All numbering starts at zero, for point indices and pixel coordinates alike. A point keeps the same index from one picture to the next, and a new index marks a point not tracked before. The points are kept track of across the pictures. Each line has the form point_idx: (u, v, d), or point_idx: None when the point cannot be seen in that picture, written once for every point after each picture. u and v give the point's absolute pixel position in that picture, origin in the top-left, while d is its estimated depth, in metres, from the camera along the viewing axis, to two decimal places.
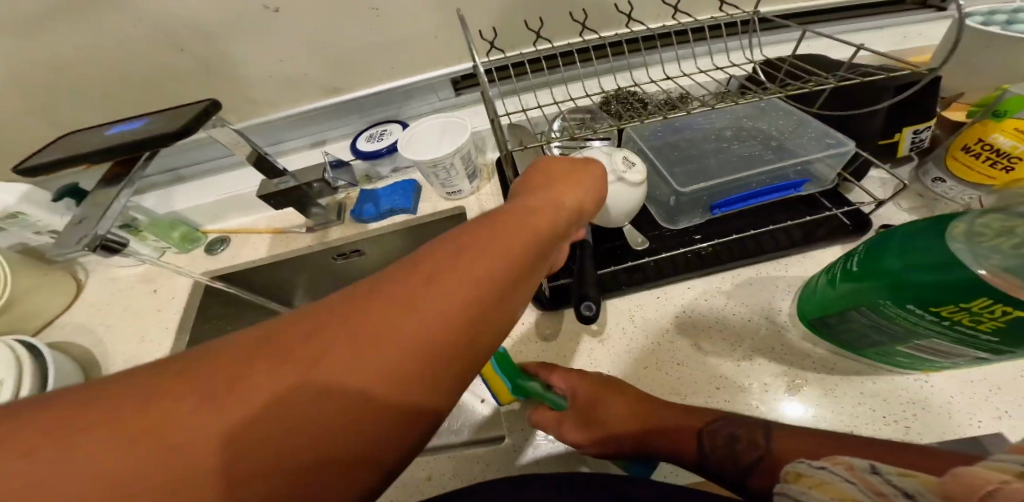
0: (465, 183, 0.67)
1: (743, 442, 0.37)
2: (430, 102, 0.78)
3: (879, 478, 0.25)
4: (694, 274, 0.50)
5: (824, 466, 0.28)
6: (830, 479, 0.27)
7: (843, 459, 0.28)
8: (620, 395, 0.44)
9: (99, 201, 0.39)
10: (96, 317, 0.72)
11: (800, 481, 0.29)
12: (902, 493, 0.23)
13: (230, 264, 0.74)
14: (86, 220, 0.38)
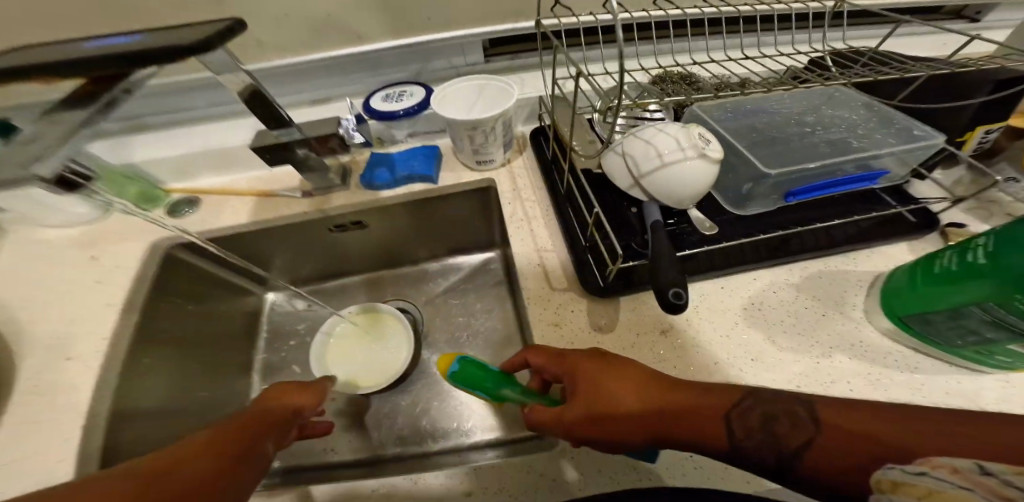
0: (499, 152, 0.60)
1: (786, 425, 0.30)
2: (455, 65, 0.71)
3: (1006, 484, 0.22)
4: (763, 263, 0.47)
5: (927, 473, 0.24)
6: (943, 491, 0.23)
7: (947, 462, 0.24)
8: (625, 375, 0.35)
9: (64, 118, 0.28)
10: (10, 288, 0.57)
11: (902, 492, 0.25)
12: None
13: (204, 229, 0.62)
14: (38, 139, 0.27)
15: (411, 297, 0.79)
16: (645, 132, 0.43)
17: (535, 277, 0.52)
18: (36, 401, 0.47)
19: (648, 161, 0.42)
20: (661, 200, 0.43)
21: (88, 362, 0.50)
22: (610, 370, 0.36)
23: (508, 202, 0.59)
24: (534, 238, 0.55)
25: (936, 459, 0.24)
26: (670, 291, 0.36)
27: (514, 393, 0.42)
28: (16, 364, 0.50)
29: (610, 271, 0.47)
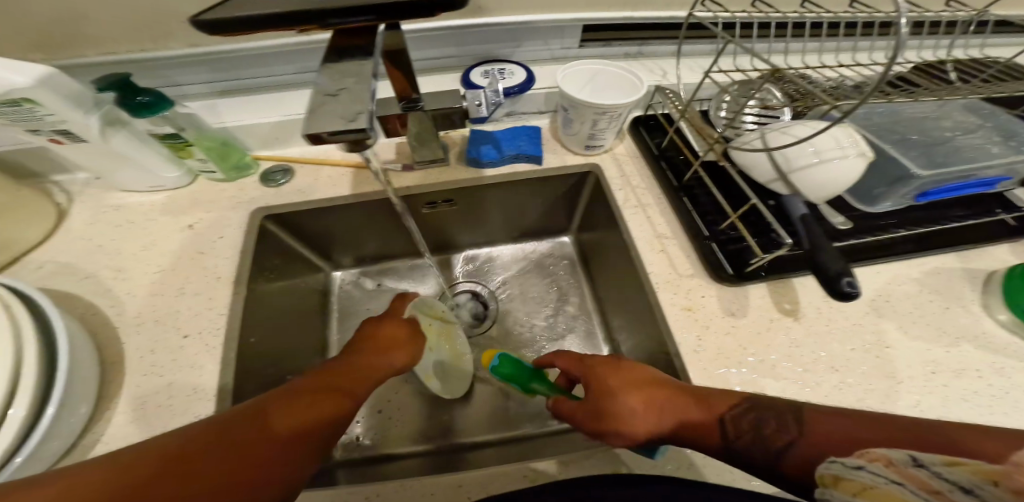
0: (611, 137, 0.60)
1: (772, 427, 0.34)
2: (551, 47, 0.70)
3: (936, 477, 0.25)
4: (884, 259, 0.49)
5: (866, 468, 0.28)
6: (876, 486, 0.26)
7: (885, 457, 0.28)
8: (650, 382, 0.41)
9: (356, 71, 0.26)
10: (98, 258, 0.53)
11: (844, 488, 0.29)
12: (963, 488, 0.24)
13: (302, 201, 0.60)
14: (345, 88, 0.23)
15: (481, 279, 0.75)
16: (792, 128, 0.43)
17: (659, 262, 0.53)
18: (158, 381, 0.46)
19: (802, 158, 0.42)
20: (810, 196, 0.43)
21: (205, 340, 0.49)
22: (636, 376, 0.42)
23: (619, 188, 0.60)
24: (652, 225, 0.56)
25: (881, 455, 0.28)
26: (844, 280, 0.37)
27: (542, 388, 0.52)
28: (124, 340, 0.48)
29: (756, 261, 0.47)
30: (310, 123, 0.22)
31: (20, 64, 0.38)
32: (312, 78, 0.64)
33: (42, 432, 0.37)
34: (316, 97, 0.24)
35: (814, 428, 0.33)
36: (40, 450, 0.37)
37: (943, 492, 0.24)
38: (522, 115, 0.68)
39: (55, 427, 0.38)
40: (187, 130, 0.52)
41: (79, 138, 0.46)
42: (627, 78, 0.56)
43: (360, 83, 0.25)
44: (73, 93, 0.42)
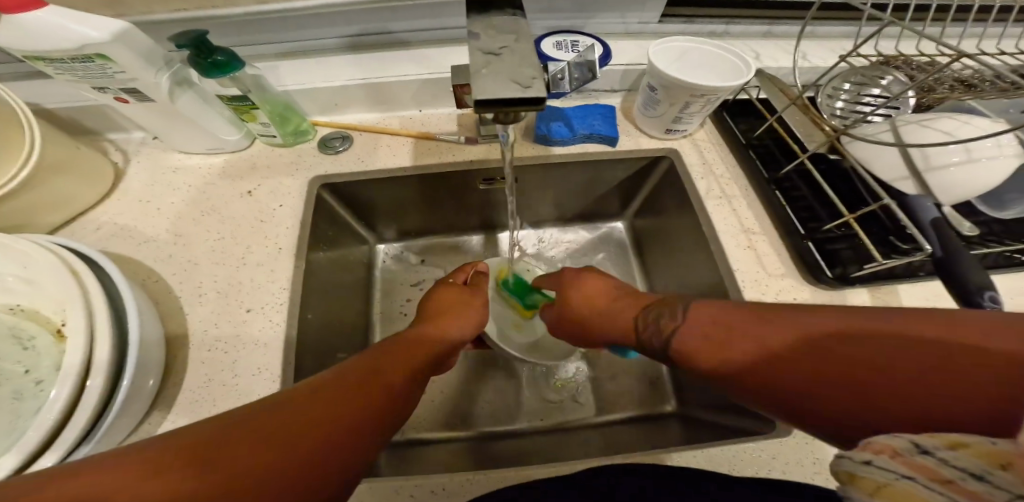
0: (696, 122, 0.55)
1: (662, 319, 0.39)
2: (626, 20, 0.61)
3: (945, 465, 0.18)
4: (1000, 271, 0.45)
5: (871, 462, 0.20)
6: (891, 484, 0.19)
7: (888, 445, 0.20)
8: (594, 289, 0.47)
9: (515, 28, 0.22)
10: (156, 223, 0.51)
11: (858, 487, 0.21)
12: (973, 476, 0.17)
13: (361, 170, 0.57)
14: (507, 56, 0.20)
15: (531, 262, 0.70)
16: (936, 121, 0.40)
17: (746, 259, 0.49)
18: (222, 358, 0.44)
19: (944, 156, 0.39)
20: (940, 198, 0.41)
21: (268, 315, 0.47)
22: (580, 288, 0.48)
23: (701, 176, 0.56)
24: (738, 219, 0.52)
25: (888, 444, 0.20)
26: (984, 294, 0.34)
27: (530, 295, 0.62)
28: (186, 311, 0.47)
29: (868, 266, 0.43)
30: (479, 82, 0.19)
31: (97, 18, 0.36)
32: (372, 40, 0.60)
33: (119, 405, 0.36)
34: (476, 53, 0.20)
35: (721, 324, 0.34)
36: (117, 422, 0.36)
37: (957, 483, 0.17)
38: (593, 93, 0.63)
39: (128, 401, 0.37)
40: (253, 92, 0.49)
41: (148, 99, 0.43)
42: (726, 59, 0.51)
43: (523, 42, 0.21)
44: (148, 51, 0.40)
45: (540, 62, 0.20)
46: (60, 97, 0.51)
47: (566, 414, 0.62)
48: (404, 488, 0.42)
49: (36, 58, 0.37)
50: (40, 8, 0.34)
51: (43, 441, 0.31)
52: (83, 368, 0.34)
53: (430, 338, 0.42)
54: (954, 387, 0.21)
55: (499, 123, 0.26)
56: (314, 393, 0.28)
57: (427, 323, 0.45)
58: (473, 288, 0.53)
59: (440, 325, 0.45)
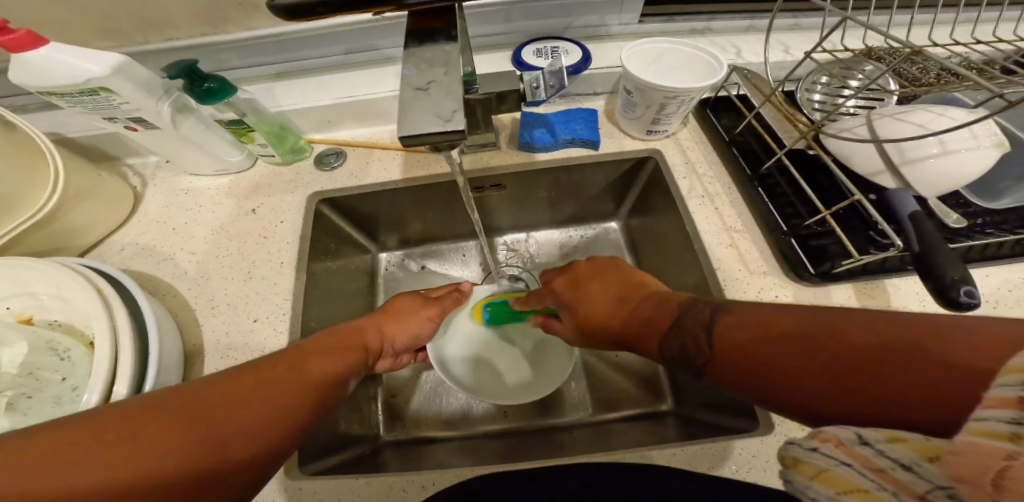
0: (676, 121, 0.55)
1: (693, 348, 0.32)
2: (606, 23, 0.62)
3: (879, 455, 0.19)
4: (993, 264, 0.43)
5: (818, 449, 0.22)
6: (830, 470, 0.20)
7: (833, 433, 0.21)
8: (622, 282, 0.45)
9: (446, 60, 0.24)
10: (173, 242, 0.56)
11: (801, 471, 0.22)
12: (903, 466, 0.18)
13: (355, 185, 0.60)
14: (431, 91, 0.22)
15: (524, 265, 0.71)
16: (911, 114, 0.39)
17: (728, 258, 0.49)
18: (232, 364, 0.48)
19: (922, 149, 0.38)
20: (920, 191, 0.40)
21: (271, 324, 0.51)
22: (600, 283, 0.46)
23: (683, 176, 0.56)
24: (720, 217, 0.52)
25: (833, 432, 0.22)
26: (960, 288, 0.33)
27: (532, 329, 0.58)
28: (200, 323, 0.51)
29: (848, 261, 0.43)
30: (404, 119, 0.21)
31: (97, 54, 0.40)
32: (361, 58, 0.63)
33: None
34: (407, 89, 0.22)
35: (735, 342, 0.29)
36: None
37: (888, 472, 0.19)
38: (576, 97, 0.64)
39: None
40: (248, 116, 0.52)
41: (153, 126, 0.47)
42: (702, 57, 0.51)
43: (450, 74, 0.23)
44: (146, 81, 0.44)
45: (464, 93, 0.22)
46: (86, 130, 0.57)
47: (562, 415, 0.63)
48: (396, 483, 0.45)
49: (49, 93, 0.41)
50: (42, 47, 0.38)
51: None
52: (109, 384, 0.38)
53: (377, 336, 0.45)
54: (903, 373, 0.20)
55: (443, 151, 0.27)
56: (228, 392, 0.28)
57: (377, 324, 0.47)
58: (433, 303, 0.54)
59: (390, 327, 0.49)
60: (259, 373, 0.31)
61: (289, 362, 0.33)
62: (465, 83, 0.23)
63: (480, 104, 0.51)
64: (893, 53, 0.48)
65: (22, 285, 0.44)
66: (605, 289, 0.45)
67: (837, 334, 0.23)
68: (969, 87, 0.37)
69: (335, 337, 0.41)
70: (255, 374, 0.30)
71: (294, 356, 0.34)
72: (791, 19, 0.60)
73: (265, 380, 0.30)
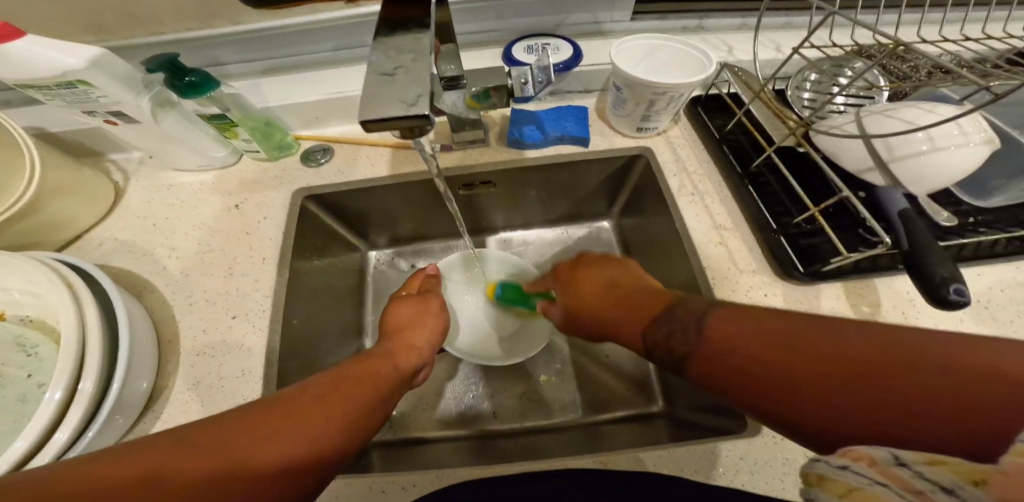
0: (667, 118, 0.55)
1: (676, 332, 0.33)
2: (597, 20, 0.61)
3: (917, 477, 0.18)
4: (982, 263, 0.43)
5: (848, 466, 0.20)
6: (862, 489, 0.19)
7: (865, 451, 0.20)
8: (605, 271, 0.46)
9: (415, 46, 0.23)
10: (154, 237, 0.55)
11: (826, 489, 0.20)
12: (944, 489, 0.17)
13: (342, 181, 0.59)
14: (399, 76, 0.21)
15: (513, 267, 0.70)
16: (900, 110, 0.38)
17: (717, 256, 0.48)
18: (210, 363, 0.47)
19: (911, 146, 0.38)
20: (910, 188, 0.39)
21: (252, 322, 0.50)
22: (581, 284, 0.46)
23: (673, 174, 0.55)
24: (710, 215, 0.51)
25: (864, 450, 0.20)
26: (949, 287, 0.33)
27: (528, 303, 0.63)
28: (179, 320, 0.50)
29: (837, 260, 0.42)
30: (367, 104, 0.20)
31: (76, 46, 0.37)
32: (350, 54, 0.62)
33: (109, 407, 0.39)
34: (374, 75, 0.21)
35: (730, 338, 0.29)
36: (108, 422, 0.39)
37: (928, 494, 0.17)
38: (566, 94, 0.64)
39: (119, 403, 0.40)
40: (232, 110, 0.51)
41: (134, 120, 0.44)
42: (693, 54, 0.50)
43: (419, 61, 0.22)
44: (126, 74, 0.41)
45: (432, 81, 0.21)
46: (67, 123, 0.56)
47: (550, 416, 0.62)
48: (376, 484, 0.44)
49: (27, 86, 0.38)
50: (20, 38, 0.35)
51: (37, 439, 0.34)
52: (74, 379, 0.37)
53: (400, 352, 0.43)
54: (958, 406, 0.19)
55: (415, 141, 0.26)
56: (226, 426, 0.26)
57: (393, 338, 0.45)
58: (429, 293, 0.54)
59: (405, 336, 0.46)
60: (272, 405, 0.29)
61: (307, 393, 0.31)
62: (434, 70, 0.22)
63: (467, 100, 0.50)
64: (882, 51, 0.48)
65: None
66: (589, 281, 0.46)
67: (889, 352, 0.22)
68: (958, 83, 0.37)
69: (359, 361, 0.39)
70: (272, 407, 0.29)
71: (316, 386, 0.33)
72: (787, 15, 0.60)
73: (281, 409, 0.29)
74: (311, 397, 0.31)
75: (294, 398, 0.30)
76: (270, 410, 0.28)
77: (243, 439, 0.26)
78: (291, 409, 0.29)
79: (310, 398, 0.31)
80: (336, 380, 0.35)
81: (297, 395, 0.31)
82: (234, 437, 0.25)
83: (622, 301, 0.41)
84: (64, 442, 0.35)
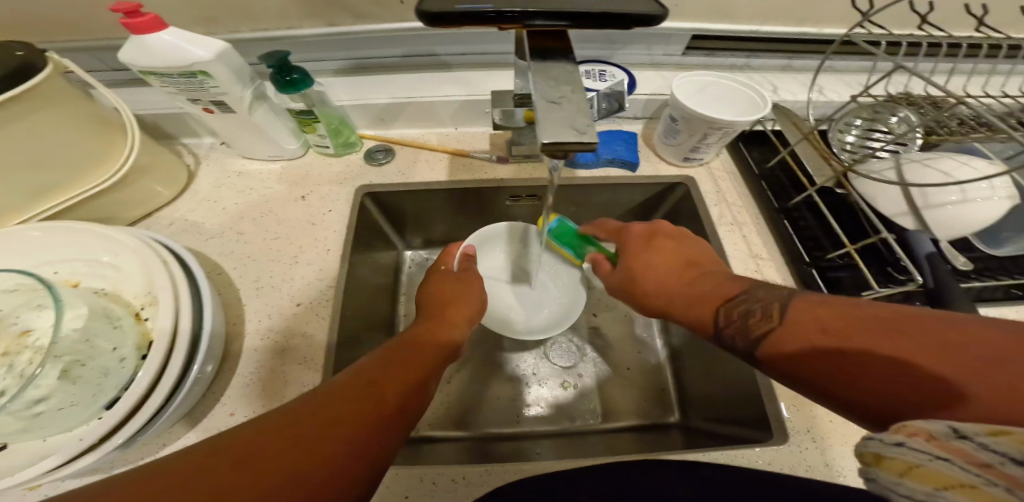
0: (713, 152, 0.60)
1: (760, 314, 0.35)
2: (652, 54, 0.67)
3: (982, 450, 0.19)
4: (989, 305, 0.48)
5: (904, 444, 0.21)
6: (923, 465, 0.20)
7: (920, 429, 0.21)
8: (681, 252, 0.47)
9: (569, 79, 0.28)
10: (219, 220, 0.57)
11: (888, 468, 0.22)
12: (1013, 460, 0.18)
13: (403, 181, 0.62)
14: (564, 104, 0.26)
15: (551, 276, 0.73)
16: (937, 162, 0.44)
17: (754, 282, 0.53)
18: (270, 347, 0.49)
19: (942, 195, 0.43)
20: (936, 232, 0.45)
21: (314, 310, 0.52)
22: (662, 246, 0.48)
23: (714, 203, 0.60)
24: (747, 244, 0.56)
25: (920, 428, 0.22)
26: None
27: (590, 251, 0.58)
28: (243, 303, 0.52)
29: (867, 293, 0.47)
30: (544, 125, 0.24)
31: (205, 40, 0.42)
32: (420, 61, 0.66)
33: (187, 388, 0.40)
34: (542, 101, 0.26)
35: (821, 315, 0.32)
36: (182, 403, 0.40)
37: (994, 466, 0.18)
38: (616, 120, 0.69)
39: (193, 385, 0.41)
40: (317, 107, 0.55)
41: (230, 110, 0.49)
42: (745, 95, 0.56)
43: (577, 92, 0.26)
44: (239, 68, 0.45)
45: (591, 110, 0.26)
46: (149, 107, 0.58)
47: (574, 421, 0.63)
48: (427, 475, 0.45)
49: (149, 72, 0.43)
50: (162, 31, 0.40)
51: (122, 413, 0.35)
52: (164, 357, 0.38)
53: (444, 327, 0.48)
54: (1014, 381, 0.22)
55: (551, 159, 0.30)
56: (225, 449, 0.26)
57: (437, 310, 0.51)
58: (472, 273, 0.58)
59: (453, 309, 0.52)
60: (261, 428, 0.28)
61: (304, 407, 0.30)
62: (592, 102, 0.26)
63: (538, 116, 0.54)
64: (921, 102, 0.54)
65: (84, 249, 0.44)
66: (693, 254, 0.46)
67: (954, 345, 0.25)
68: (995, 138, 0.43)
69: (379, 359, 0.39)
70: (258, 433, 0.27)
71: (311, 399, 0.31)
72: (829, 61, 0.66)
73: (270, 432, 0.27)
74: (309, 416, 0.29)
75: (290, 417, 0.29)
76: (255, 439, 0.27)
77: (213, 474, 0.24)
78: (289, 430, 0.28)
79: (311, 412, 0.30)
80: (346, 386, 0.33)
81: (294, 411, 0.30)
82: (197, 471, 0.24)
83: (685, 275, 0.44)
84: (145, 417, 0.36)
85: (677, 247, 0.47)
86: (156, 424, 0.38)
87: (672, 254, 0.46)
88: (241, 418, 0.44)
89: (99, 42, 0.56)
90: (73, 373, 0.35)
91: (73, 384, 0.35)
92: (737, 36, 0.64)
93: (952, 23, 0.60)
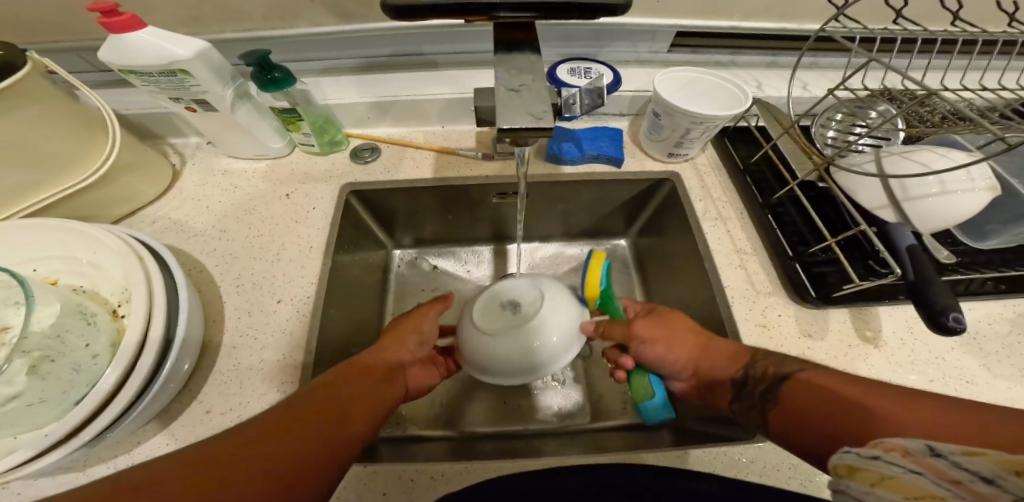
0: (697, 147, 0.60)
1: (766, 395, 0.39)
2: (637, 50, 0.67)
3: (954, 466, 0.22)
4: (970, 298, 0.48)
5: (880, 457, 0.25)
6: (897, 476, 0.24)
7: (900, 448, 0.25)
8: (676, 324, 0.49)
9: (533, 69, 0.28)
10: (203, 219, 0.57)
11: (859, 478, 0.26)
12: (982, 478, 0.21)
13: (388, 178, 0.63)
14: (524, 92, 0.26)
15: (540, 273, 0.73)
16: (916, 154, 0.44)
17: (737, 277, 0.53)
18: (250, 344, 0.49)
19: (922, 188, 0.43)
20: (917, 226, 0.45)
21: (295, 307, 0.52)
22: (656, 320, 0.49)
23: (699, 199, 0.60)
24: (731, 239, 0.56)
25: (899, 446, 0.26)
26: (949, 314, 0.37)
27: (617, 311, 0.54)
28: (224, 300, 0.52)
29: (847, 287, 0.47)
30: (503, 114, 0.24)
31: (184, 39, 0.42)
32: (405, 60, 0.67)
33: (158, 385, 0.40)
34: (502, 90, 0.26)
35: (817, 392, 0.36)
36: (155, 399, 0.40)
37: (965, 483, 0.21)
38: (601, 117, 0.69)
39: (166, 381, 0.41)
40: (301, 105, 0.56)
41: (213, 108, 0.49)
42: (727, 90, 0.56)
43: (538, 81, 0.27)
44: (219, 67, 0.46)
45: (551, 98, 0.26)
46: (135, 107, 0.59)
47: (560, 419, 0.62)
48: (405, 472, 0.44)
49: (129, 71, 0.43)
50: (141, 29, 0.41)
51: (91, 409, 0.35)
52: (134, 355, 0.38)
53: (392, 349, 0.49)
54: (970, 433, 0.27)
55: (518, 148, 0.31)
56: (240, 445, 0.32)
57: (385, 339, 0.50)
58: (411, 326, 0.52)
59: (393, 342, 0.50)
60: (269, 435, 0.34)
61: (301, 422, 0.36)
62: (552, 91, 0.26)
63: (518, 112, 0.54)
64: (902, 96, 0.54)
65: (62, 247, 0.45)
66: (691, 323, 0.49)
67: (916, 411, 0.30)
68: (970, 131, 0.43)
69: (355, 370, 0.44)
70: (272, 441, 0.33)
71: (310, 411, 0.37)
72: (812, 57, 0.66)
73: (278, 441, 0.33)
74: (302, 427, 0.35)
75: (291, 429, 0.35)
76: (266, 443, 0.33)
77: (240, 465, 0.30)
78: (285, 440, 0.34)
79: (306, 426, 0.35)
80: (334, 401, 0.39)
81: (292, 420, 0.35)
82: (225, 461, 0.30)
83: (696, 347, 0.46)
84: (115, 413, 0.36)
85: (677, 318, 0.49)
86: (125, 422, 0.38)
87: (682, 330, 0.48)
88: (218, 415, 0.44)
89: (87, 43, 0.57)
90: (41, 369, 0.35)
91: (42, 380, 0.35)
92: (720, 33, 0.64)
93: (934, 18, 0.60)
